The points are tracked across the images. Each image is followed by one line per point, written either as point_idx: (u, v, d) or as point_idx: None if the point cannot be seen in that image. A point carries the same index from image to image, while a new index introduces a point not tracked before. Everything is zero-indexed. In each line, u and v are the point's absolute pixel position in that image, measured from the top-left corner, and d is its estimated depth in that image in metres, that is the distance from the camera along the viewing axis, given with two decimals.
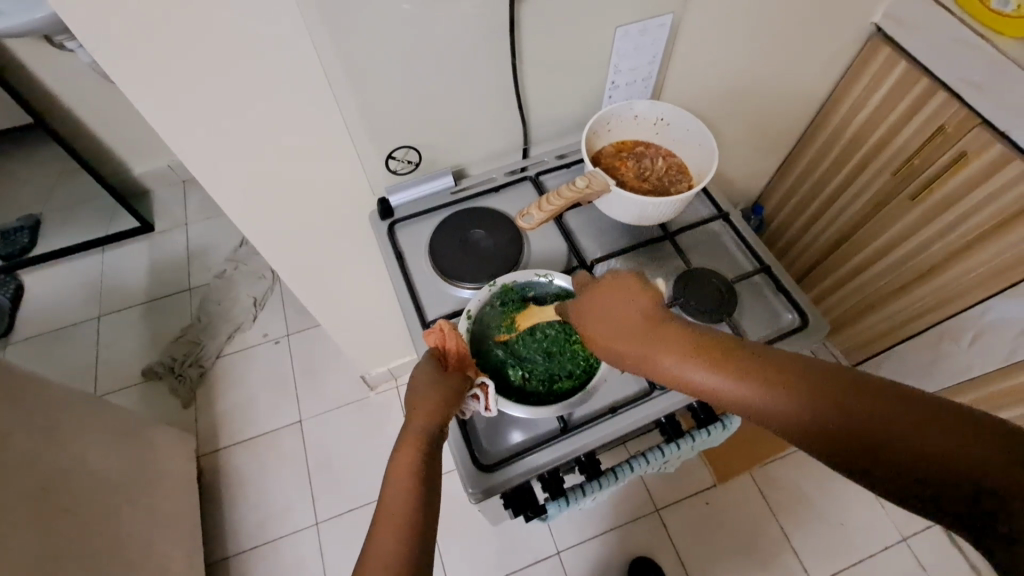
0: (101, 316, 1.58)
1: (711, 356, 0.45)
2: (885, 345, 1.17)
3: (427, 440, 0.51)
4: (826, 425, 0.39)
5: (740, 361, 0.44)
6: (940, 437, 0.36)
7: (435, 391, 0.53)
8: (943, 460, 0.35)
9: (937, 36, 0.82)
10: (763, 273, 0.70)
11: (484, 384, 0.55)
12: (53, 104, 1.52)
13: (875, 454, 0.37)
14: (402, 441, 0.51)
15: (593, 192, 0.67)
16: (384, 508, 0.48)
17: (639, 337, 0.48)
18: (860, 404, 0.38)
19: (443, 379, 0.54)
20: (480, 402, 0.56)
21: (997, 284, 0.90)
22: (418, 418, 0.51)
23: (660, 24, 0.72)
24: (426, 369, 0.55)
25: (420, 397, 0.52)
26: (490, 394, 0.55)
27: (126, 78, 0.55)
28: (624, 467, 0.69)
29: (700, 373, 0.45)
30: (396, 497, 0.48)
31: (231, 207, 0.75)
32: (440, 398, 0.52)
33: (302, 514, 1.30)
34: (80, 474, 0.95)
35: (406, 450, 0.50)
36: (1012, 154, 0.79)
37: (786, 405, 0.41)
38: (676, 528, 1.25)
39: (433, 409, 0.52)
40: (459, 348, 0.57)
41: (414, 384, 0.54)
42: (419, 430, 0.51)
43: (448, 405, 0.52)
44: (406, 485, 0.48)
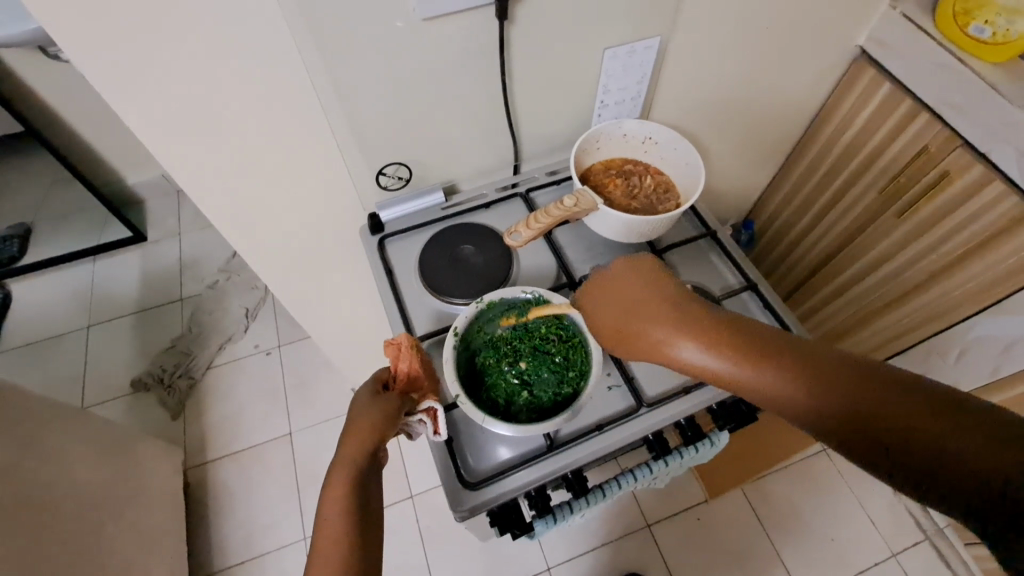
0: (90, 326, 1.57)
1: (721, 343, 0.49)
2: (872, 362, 1.18)
3: (362, 458, 0.51)
4: (844, 415, 0.42)
5: (759, 353, 0.48)
6: (943, 432, 0.38)
7: (371, 413, 0.54)
8: (937, 445, 0.38)
9: (919, 59, 0.84)
10: (750, 290, 0.71)
11: (429, 409, 0.57)
12: (47, 114, 1.53)
13: (873, 437, 0.41)
14: (338, 462, 0.51)
15: (580, 211, 0.68)
16: (320, 538, 0.48)
17: (669, 326, 0.52)
18: (881, 396, 0.41)
19: (381, 401, 0.55)
20: (427, 426, 0.58)
21: (980, 302, 0.92)
22: (354, 442, 0.52)
23: (647, 47, 0.74)
24: (367, 393, 0.56)
25: (357, 420, 0.53)
26: (437, 417, 0.57)
27: (118, 91, 0.56)
28: (612, 484, 0.69)
29: (714, 356, 0.49)
30: (332, 525, 0.48)
31: (219, 221, 0.75)
32: (378, 419, 0.54)
33: (290, 529, 1.28)
34: (64, 486, 0.94)
35: (340, 480, 0.50)
36: (992, 175, 0.81)
37: (795, 388, 0.45)
38: (667, 544, 1.24)
39: (368, 430, 0.52)
40: (411, 369, 0.59)
41: (352, 408, 0.55)
42: (356, 454, 0.51)
43: (386, 425, 0.54)
44: (342, 512, 0.48)
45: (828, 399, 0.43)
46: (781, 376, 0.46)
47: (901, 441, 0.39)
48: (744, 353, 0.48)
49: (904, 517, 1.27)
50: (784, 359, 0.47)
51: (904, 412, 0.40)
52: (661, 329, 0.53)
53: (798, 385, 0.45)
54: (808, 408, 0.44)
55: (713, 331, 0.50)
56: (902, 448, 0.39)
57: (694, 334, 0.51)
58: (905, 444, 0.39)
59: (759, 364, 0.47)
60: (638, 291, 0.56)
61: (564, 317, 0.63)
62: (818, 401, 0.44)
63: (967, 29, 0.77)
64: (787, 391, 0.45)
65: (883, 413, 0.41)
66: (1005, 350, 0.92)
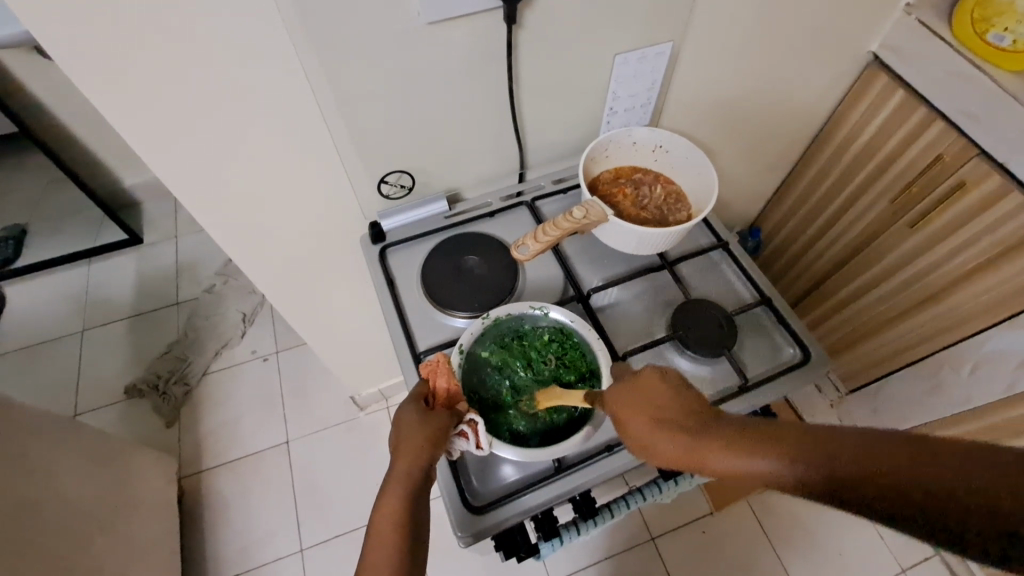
0: (85, 330, 1.54)
1: (705, 433, 0.42)
2: (881, 373, 1.16)
3: (414, 481, 0.48)
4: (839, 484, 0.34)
5: (748, 440, 0.40)
6: (945, 472, 0.30)
7: (422, 433, 0.50)
8: (945, 493, 0.30)
9: (935, 66, 0.82)
10: (764, 305, 0.69)
11: (473, 421, 0.53)
12: (42, 114, 1.50)
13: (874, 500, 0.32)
14: (390, 482, 0.48)
15: (590, 223, 0.66)
16: (368, 563, 0.45)
17: (647, 420, 0.46)
18: (872, 458, 0.33)
19: (430, 418, 0.51)
20: (469, 441, 0.53)
21: (996, 314, 0.89)
22: (404, 464, 0.48)
23: (659, 53, 0.72)
24: (413, 408, 0.52)
25: (406, 438, 0.50)
26: (480, 430, 0.52)
27: (107, 96, 0.53)
28: (620, 504, 0.67)
29: (706, 454, 0.41)
30: (382, 551, 0.45)
31: (215, 228, 0.72)
32: (425, 439, 0.50)
33: (286, 540, 1.26)
34: (53, 499, 0.91)
35: (392, 504, 0.47)
36: (1011, 186, 0.79)
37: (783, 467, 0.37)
38: (671, 557, 1.22)
39: (420, 453, 0.49)
40: (450, 386, 0.55)
41: (399, 422, 0.51)
42: (407, 475, 0.48)
43: (436, 445, 0.50)
44: (390, 539, 0.45)
45: (828, 468, 0.35)
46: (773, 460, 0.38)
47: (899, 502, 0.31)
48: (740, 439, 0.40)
49: None
50: (769, 439, 0.39)
51: (894, 462, 0.32)
52: (644, 427, 0.46)
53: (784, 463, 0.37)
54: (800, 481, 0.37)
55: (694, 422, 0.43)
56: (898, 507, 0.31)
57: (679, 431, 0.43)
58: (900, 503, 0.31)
59: (761, 451, 0.39)
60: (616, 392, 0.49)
61: (573, 335, 0.61)
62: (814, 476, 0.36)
63: (986, 37, 0.74)
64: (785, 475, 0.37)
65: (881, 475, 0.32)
66: (1018, 366, 0.90)
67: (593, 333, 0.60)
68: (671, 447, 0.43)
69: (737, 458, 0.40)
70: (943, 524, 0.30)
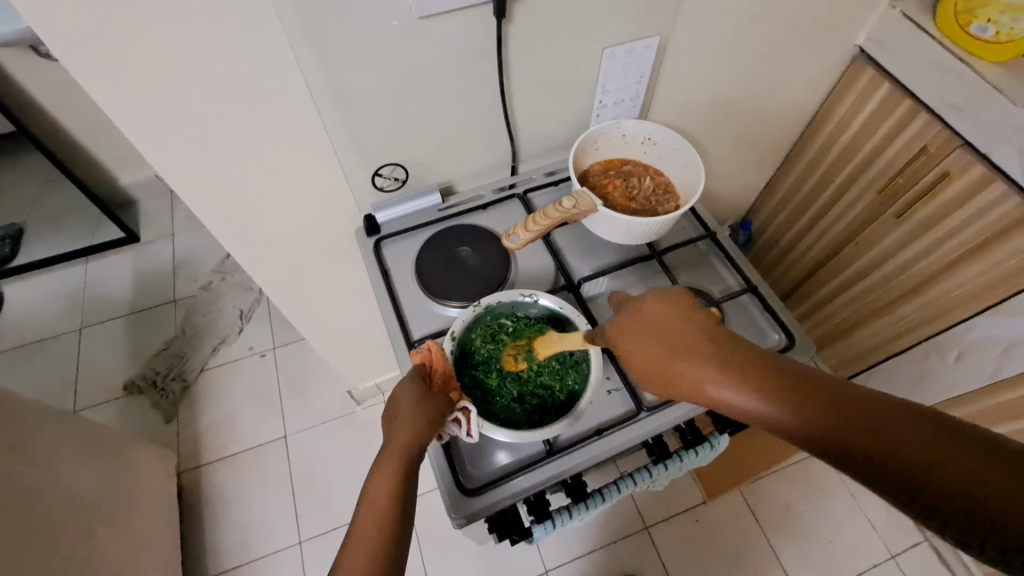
0: (83, 327, 1.55)
1: (730, 369, 0.45)
2: (870, 362, 1.17)
3: (411, 453, 0.50)
4: (830, 437, 0.39)
5: (770, 380, 0.43)
6: (931, 447, 0.36)
7: (423, 410, 0.52)
8: (929, 464, 0.35)
9: (919, 59, 0.83)
10: (750, 293, 0.70)
11: (466, 409, 0.55)
12: (38, 113, 1.50)
13: (857, 455, 0.38)
14: (386, 451, 0.51)
15: (579, 212, 0.67)
16: (360, 519, 0.48)
17: (671, 348, 0.48)
18: (869, 423, 0.38)
19: (430, 398, 0.53)
20: (461, 427, 0.55)
21: (980, 303, 0.91)
22: (400, 438, 0.51)
23: (647, 46, 0.73)
24: (413, 386, 0.54)
25: (406, 413, 0.52)
26: (471, 418, 0.55)
27: (104, 88, 0.54)
28: (612, 488, 0.69)
29: (718, 384, 0.45)
30: (372, 510, 0.48)
31: (211, 221, 0.73)
32: (425, 416, 0.52)
33: (286, 533, 1.27)
34: (54, 493, 0.92)
35: (385, 472, 0.50)
36: (993, 176, 0.81)
37: (791, 417, 0.41)
38: (665, 546, 1.24)
39: (419, 428, 0.51)
40: (446, 370, 0.56)
41: (399, 398, 0.53)
42: (396, 457, 0.50)
43: (427, 432, 0.51)
44: (381, 505, 0.48)
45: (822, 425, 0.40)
46: (782, 407, 0.42)
47: (886, 466, 0.37)
48: (762, 379, 0.43)
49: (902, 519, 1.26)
50: (785, 386, 0.42)
51: (886, 429, 0.38)
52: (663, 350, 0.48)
53: (794, 413, 0.41)
54: (799, 430, 0.41)
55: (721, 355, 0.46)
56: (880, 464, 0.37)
57: (703, 360, 0.46)
58: (886, 467, 0.37)
59: (772, 392, 0.42)
60: (651, 317, 0.51)
61: (563, 320, 0.62)
62: (813, 427, 0.40)
63: (969, 29, 0.75)
64: (783, 420, 0.42)
65: (874, 433, 0.38)
66: (1003, 353, 0.92)
67: (582, 319, 0.61)
68: (680, 368, 0.47)
69: (748, 395, 0.43)
70: (929, 489, 0.35)
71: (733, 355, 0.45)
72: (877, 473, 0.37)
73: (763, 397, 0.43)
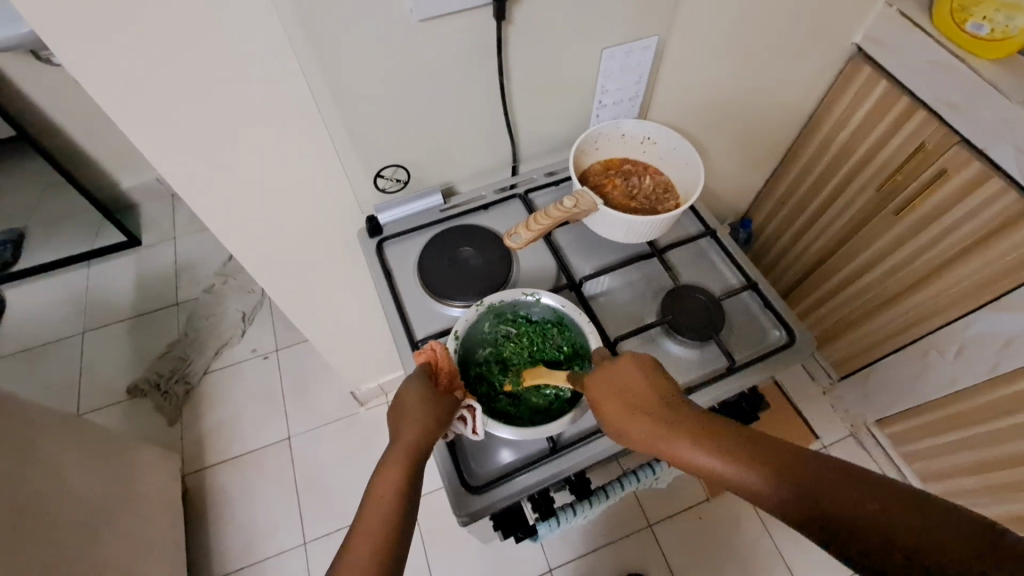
0: (86, 331, 1.56)
1: (700, 434, 0.47)
2: (870, 358, 1.18)
3: (419, 451, 0.51)
4: (797, 504, 0.42)
5: (737, 447, 0.45)
6: (889, 513, 0.39)
7: (431, 409, 0.53)
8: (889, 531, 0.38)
9: (916, 56, 0.84)
10: (750, 290, 0.71)
11: (471, 407, 0.55)
12: (39, 117, 1.51)
13: (825, 525, 0.40)
14: (394, 449, 0.51)
15: (580, 212, 0.68)
16: (365, 515, 0.49)
17: (642, 413, 0.50)
18: (833, 490, 0.41)
19: (438, 396, 0.54)
20: (466, 425, 0.56)
21: (978, 298, 0.92)
22: (408, 436, 0.51)
23: (645, 46, 0.74)
24: (421, 384, 0.54)
25: (415, 411, 0.52)
26: (477, 416, 0.55)
27: (108, 91, 0.55)
28: (615, 485, 0.70)
29: (692, 450, 0.47)
30: (378, 506, 0.49)
31: (214, 223, 0.74)
32: (433, 414, 0.53)
33: (290, 534, 1.27)
34: (59, 495, 0.93)
35: (392, 469, 0.50)
36: (991, 171, 0.81)
37: (760, 484, 0.44)
38: (668, 543, 1.24)
39: (428, 426, 0.52)
40: (451, 368, 0.57)
41: (407, 395, 0.54)
42: (405, 453, 0.51)
43: (435, 430, 0.52)
44: (387, 502, 0.49)
45: (789, 492, 0.42)
46: (753, 475, 0.44)
47: (849, 532, 0.39)
48: (730, 447, 0.46)
49: None
50: (752, 454, 0.45)
51: (849, 497, 0.40)
52: (635, 414, 0.50)
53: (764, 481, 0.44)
54: (769, 495, 0.43)
55: (690, 422, 0.48)
56: (846, 533, 0.39)
57: (674, 428, 0.48)
58: (849, 534, 0.39)
59: (741, 460, 0.45)
60: (624, 380, 0.52)
61: (565, 319, 0.62)
62: (780, 493, 0.43)
63: (964, 26, 0.76)
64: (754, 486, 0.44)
65: (835, 501, 0.40)
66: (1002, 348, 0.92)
67: (584, 318, 0.61)
68: (651, 432, 0.49)
69: (721, 462, 0.45)
70: (893, 558, 0.37)
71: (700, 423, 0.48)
72: (842, 540, 0.39)
73: (733, 463, 0.45)
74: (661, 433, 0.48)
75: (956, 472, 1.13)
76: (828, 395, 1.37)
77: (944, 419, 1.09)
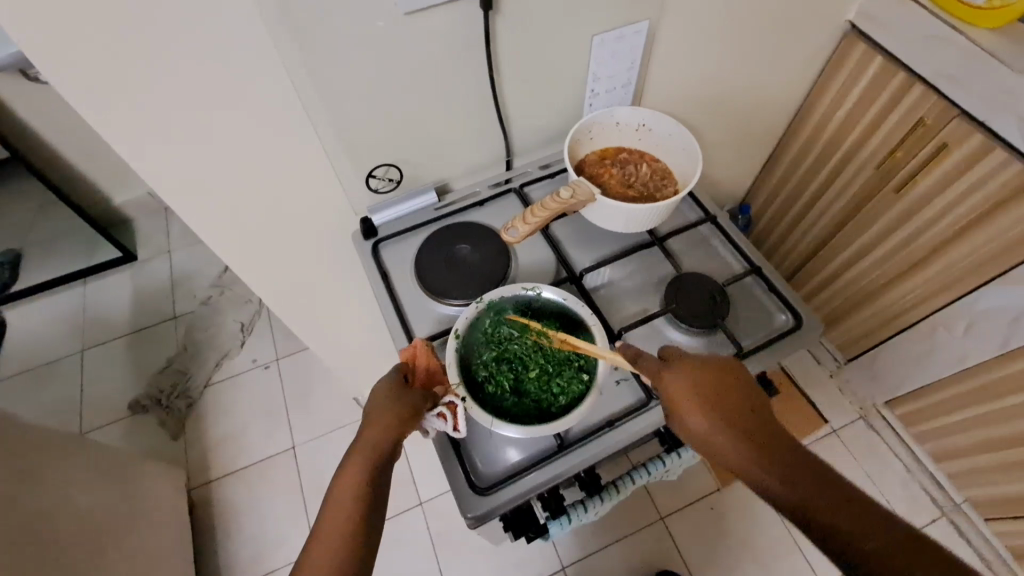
0: (85, 349, 1.55)
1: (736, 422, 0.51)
2: (878, 339, 1.17)
3: (377, 455, 0.51)
4: (796, 503, 0.48)
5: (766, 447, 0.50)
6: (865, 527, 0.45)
7: (393, 410, 0.52)
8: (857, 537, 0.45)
9: (911, 31, 0.83)
10: (754, 275, 0.69)
11: (451, 403, 0.55)
12: (28, 136, 1.50)
13: (811, 519, 0.47)
14: (355, 454, 0.51)
15: (577, 202, 0.66)
16: (325, 521, 0.49)
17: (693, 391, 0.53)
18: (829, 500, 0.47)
19: (404, 396, 0.54)
20: (446, 422, 0.55)
21: (986, 273, 0.90)
22: (368, 439, 0.51)
23: (636, 31, 0.72)
24: (389, 384, 0.55)
25: (377, 413, 0.52)
26: (458, 412, 0.55)
27: (91, 103, 0.53)
28: (625, 479, 0.69)
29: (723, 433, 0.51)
30: (337, 511, 0.49)
31: (205, 232, 0.72)
32: (395, 416, 0.52)
33: (299, 543, 1.26)
34: (66, 516, 0.92)
35: (352, 474, 0.51)
36: (993, 144, 0.80)
37: (772, 476, 0.49)
38: (682, 535, 1.23)
39: (388, 428, 0.52)
40: (430, 365, 0.58)
41: (373, 397, 0.54)
42: (366, 456, 0.51)
43: (397, 432, 0.52)
44: (347, 507, 0.49)
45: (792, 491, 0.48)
46: (768, 468, 0.49)
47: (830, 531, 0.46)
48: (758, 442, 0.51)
49: (919, 496, 1.25)
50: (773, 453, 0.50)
51: (841, 506, 0.47)
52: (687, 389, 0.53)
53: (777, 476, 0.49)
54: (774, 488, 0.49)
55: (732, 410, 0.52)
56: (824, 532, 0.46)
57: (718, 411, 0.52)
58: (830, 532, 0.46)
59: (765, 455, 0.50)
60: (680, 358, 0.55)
61: (567, 312, 0.61)
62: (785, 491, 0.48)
63: None
64: (766, 476, 0.49)
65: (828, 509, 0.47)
66: (1012, 322, 0.91)
67: (586, 309, 0.60)
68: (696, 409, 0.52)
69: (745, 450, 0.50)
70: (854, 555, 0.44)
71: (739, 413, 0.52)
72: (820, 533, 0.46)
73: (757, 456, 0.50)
74: (704, 412, 0.52)
75: (970, 449, 1.11)
76: (835, 378, 1.36)
77: (955, 397, 1.08)
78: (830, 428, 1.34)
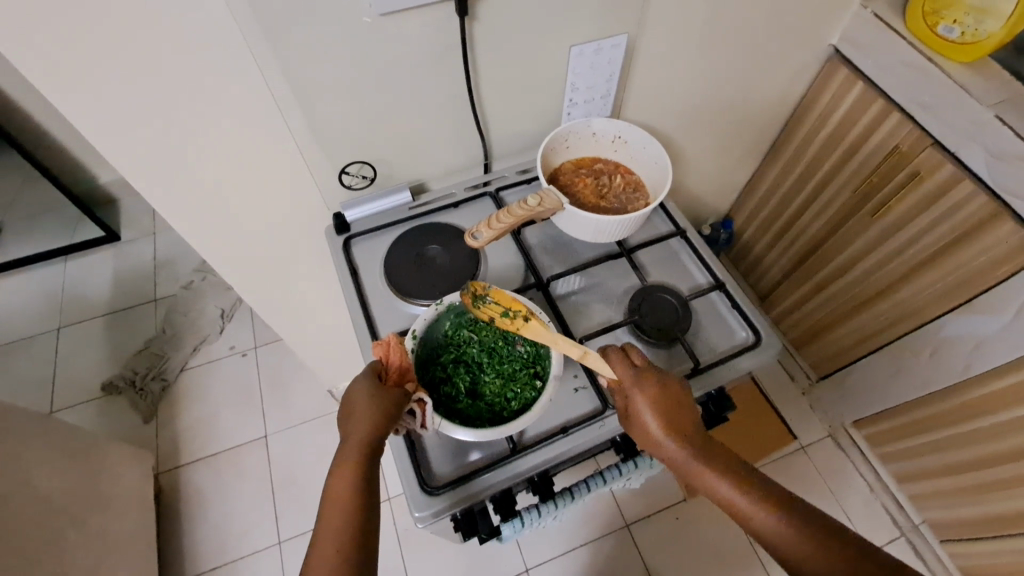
0: (61, 327, 1.54)
1: (670, 414, 0.55)
2: (848, 359, 1.18)
3: (367, 450, 0.50)
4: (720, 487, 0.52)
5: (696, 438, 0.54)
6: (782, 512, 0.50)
7: (377, 407, 0.52)
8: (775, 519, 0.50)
9: (889, 59, 0.84)
10: (718, 290, 0.71)
11: (422, 401, 0.55)
12: (14, 110, 1.48)
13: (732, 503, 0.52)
14: (344, 454, 0.51)
15: (544, 210, 0.67)
16: (324, 524, 0.48)
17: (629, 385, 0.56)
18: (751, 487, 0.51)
19: (385, 394, 0.53)
20: (416, 419, 0.56)
21: (950, 300, 0.92)
22: (356, 437, 0.51)
23: (615, 44, 0.73)
24: (367, 383, 0.54)
25: (360, 411, 0.52)
26: (427, 410, 0.55)
27: (55, 84, 0.53)
28: (581, 486, 0.69)
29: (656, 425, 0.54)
30: (335, 510, 0.48)
31: (175, 220, 0.72)
32: (380, 412, 0.52)
33: (265, 534, 1.26)
34: (24, 495, 0.91)
35: (344, 472, 0.50)
36: (962, 175, 0.81)
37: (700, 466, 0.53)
38: (645, 543, 1.24)
39: (375, 424, 0.51)
40: (402, 364, 0.56)
41: (353, 396, 0.53)
42: (356, 452, 0.50)
43: (385, 427, 0.52)
44: (344, 505, 0.48)
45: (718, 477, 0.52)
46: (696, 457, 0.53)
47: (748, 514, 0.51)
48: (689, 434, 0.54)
49: (880, 515, 1.26)
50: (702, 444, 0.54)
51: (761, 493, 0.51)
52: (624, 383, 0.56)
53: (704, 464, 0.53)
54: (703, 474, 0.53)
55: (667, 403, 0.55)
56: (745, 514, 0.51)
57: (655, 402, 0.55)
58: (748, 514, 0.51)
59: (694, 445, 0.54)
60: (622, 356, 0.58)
61: None
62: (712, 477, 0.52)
63: (936, 30, 0.77)
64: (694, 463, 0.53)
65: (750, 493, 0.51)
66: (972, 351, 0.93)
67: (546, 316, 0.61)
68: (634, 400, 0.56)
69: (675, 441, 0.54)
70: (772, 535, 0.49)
71: (673, 406, 0.55)
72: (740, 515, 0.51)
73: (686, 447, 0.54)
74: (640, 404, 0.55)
75: (930, 472, 1.13)
76: (807, 396, 1.38)
77: (917, 420, 1.10)
78: (798, 444, 1.35)
